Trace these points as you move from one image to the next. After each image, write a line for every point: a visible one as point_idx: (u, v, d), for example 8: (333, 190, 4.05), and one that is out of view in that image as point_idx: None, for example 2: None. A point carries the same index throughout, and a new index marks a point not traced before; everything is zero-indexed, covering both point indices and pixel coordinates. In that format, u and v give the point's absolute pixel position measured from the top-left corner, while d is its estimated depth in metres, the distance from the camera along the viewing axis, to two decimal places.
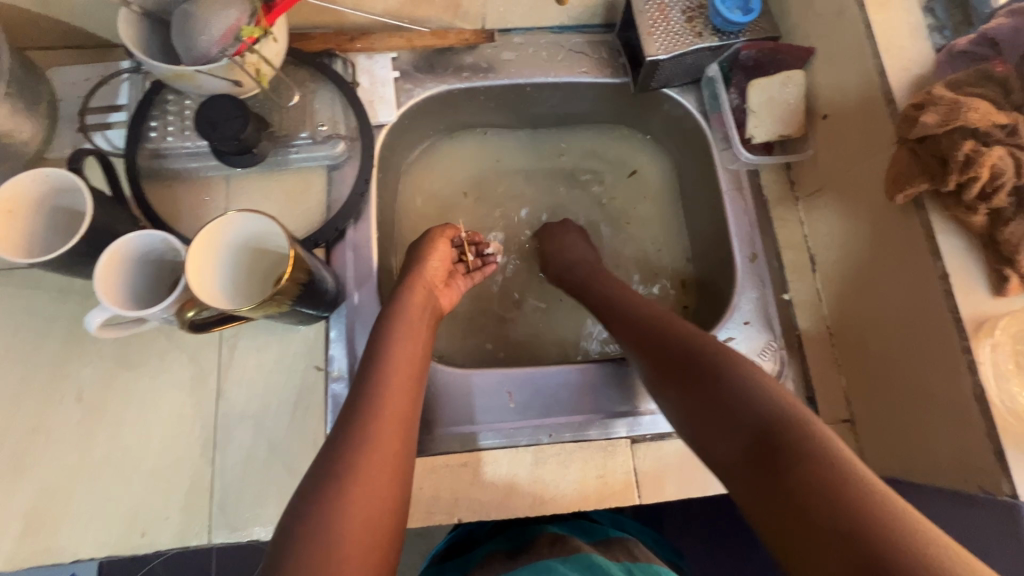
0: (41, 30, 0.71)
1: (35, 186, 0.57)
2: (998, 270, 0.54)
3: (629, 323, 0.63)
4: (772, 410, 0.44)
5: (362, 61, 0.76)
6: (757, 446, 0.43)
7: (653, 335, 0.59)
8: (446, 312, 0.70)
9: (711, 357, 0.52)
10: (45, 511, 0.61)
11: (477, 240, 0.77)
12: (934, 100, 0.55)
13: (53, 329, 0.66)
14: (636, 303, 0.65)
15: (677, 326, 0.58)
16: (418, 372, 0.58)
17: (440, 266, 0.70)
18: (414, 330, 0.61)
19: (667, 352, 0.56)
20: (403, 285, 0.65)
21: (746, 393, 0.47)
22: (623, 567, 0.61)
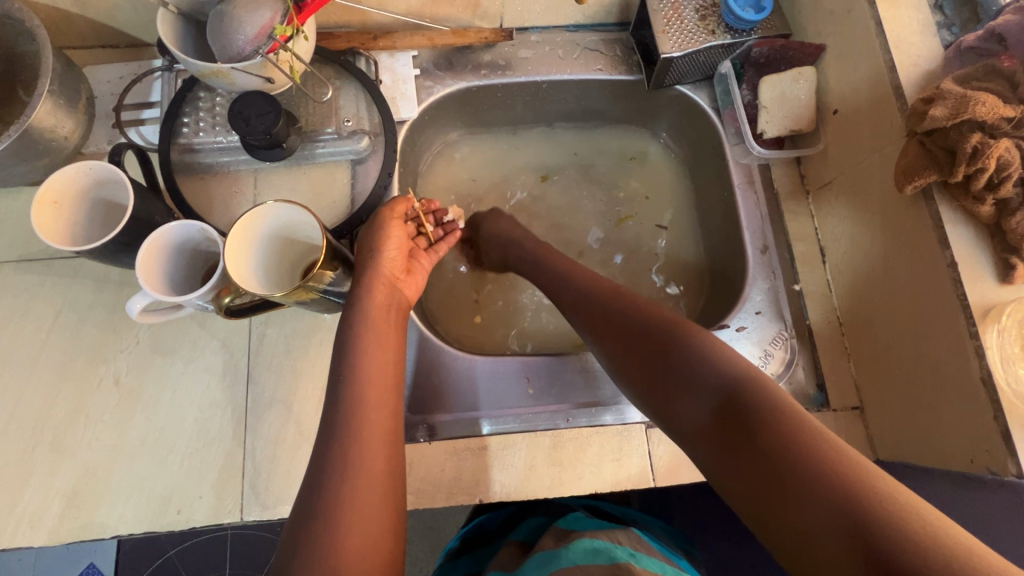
0: (80, 31, 0.75)
1: (78, 178, 0.60)
2: (1005, 258, 0.56)
3: (586, 308, 0.64)
4: (731, 379, 0.49)
5: (385, 59, 0.78)
6: (724, 409, 0.48)
7: (610, 312, 0.61)
8: (415, 302, 0.68)
9: (683, 340, 0.54)
10: (86, 489, 0.64)
11: (433, 208, 0.73)
12: (942, 94, 0.57)
13: (91, 316, 0.69)
14: (596, 280, 0.66)
15: (633, 303, 0.61)
16: (394, 380, 0.58)
17: (397, 255, 0.66)
18: (382, 334, 0.60)
19: (623, 327, 0.59)
20: (359, 283, 0.62)
21: (710, 366, 0.51)
22: (626, 548, 0.62)
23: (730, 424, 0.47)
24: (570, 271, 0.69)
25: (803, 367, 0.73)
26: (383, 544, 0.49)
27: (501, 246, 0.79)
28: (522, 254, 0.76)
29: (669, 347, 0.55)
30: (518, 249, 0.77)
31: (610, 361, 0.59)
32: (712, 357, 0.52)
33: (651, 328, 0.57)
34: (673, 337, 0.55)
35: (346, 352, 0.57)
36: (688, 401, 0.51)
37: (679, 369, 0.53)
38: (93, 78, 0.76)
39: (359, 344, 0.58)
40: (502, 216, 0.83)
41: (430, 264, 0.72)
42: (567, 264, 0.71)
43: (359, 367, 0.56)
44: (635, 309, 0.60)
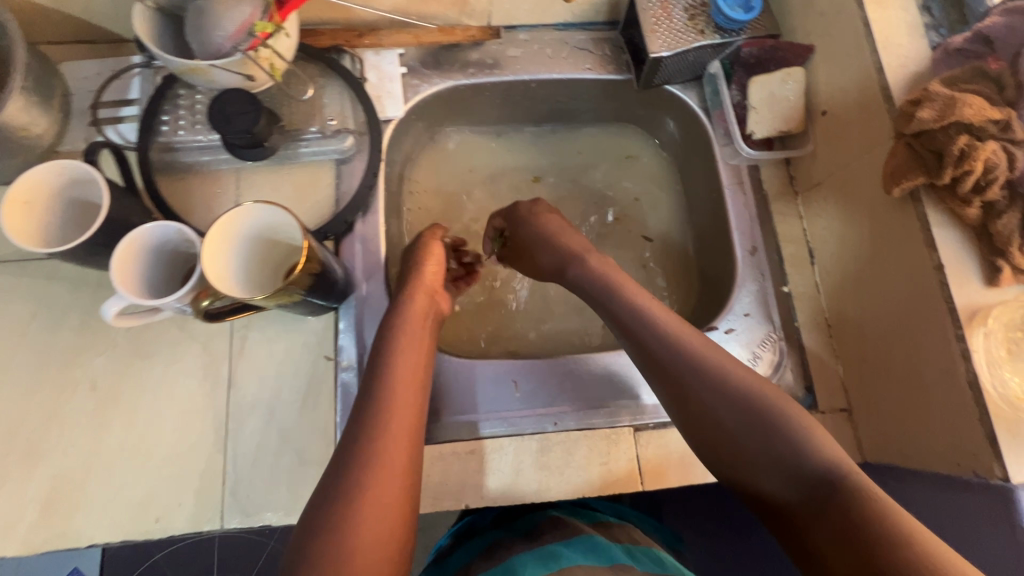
0: (54, 26, 0.73)
1: (52, 178, 0.58)
2: (991, 261, 0.56)
3: (652, 354, 0.58)
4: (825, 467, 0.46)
5: (371, 58, 0.77)
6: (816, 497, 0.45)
7: (677, 359, 0.56)
8: (448, 316, 0.70)
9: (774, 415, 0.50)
10: (61, 496, 0.62)
11: (460, 247, 0.79)
12: (930, 96, 0.57)
13: (67, 319, 0.67)
14: (657, 319, 0.60)
15: (707, 358, 0.55)
16: (423, 379, 0.59)
17: (436, 269, 0.70)
18: (419, 342, 0.62)
19: (696, 385, 0.54)
20: (402, 291, 0.66)
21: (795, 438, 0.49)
22: (625, 549, 0.64)
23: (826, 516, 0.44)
24: (631, 301, 0.62)
25: (791, 370, 0.73)
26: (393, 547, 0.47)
27: (559, 257, 0.71)
28: (584, 278, 0.68)
29: (749, 411, 0.51)
30: (582, 271, 0.68)
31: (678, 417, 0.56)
32: (798, 429, 0.49)
33: (726, 387, 0.53)
34: (757, 407, 0.51)
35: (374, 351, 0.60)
36: (767, 470, 0.49)
37: (761, 438, 0.50)
38: (69, 74, 0.74)
39: (394, 344, 0.60)
40: (558, 221, 0.75)
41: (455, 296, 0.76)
42: (629, 294, 0.63)
43: (391, 370, 0.57)
44: (708, 361, 0.55)
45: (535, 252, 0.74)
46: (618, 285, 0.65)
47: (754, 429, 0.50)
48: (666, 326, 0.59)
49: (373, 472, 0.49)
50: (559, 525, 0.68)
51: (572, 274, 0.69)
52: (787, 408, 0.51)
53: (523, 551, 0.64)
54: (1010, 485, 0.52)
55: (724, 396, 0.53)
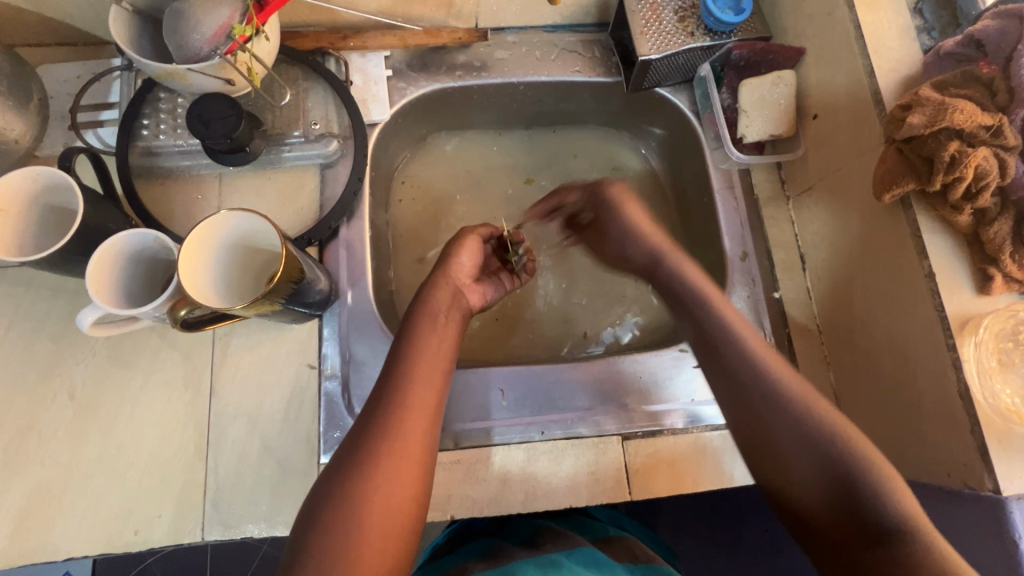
0: (31, 28, 0.71)
1: (24, 185, 0.57)
2: (983, 268, 0.55)
3: (729, 369, 0.57)
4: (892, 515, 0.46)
5: (355, 60, 0.76)
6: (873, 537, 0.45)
7: (754, 376, 0.55)
8: (475, 309, 0.70)
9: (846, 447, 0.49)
10: (39, 509, 0.61)
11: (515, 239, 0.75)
12: (920, 101, 0.56)
13: (44, 328, 0.66)
14: (737, 334, 0.59)
15: (784, 381, 0.54)
16: (446, 363, 0.59)
17: (469, 263, 0.70)
18: (442, 326, 0.61)
19: (769, 406, 0.53)
20: (426, 284, 0.66)
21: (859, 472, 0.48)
22: (629, 568, 0.64)
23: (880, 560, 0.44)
24: (714, 308, 0.62)
25: None
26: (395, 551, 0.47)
27: (647, 254, 0.71)
28: (671, 280, 0.67)
29: (817, 438, 0.50)
30: (673, 275, 0.67)
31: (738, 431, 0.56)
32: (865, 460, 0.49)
33: (799, 410, 0.52)
34: (828, 439, 0.50)
35: None
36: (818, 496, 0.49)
37: (823, 466, 0.49)
38: (48, 77, 0.72)
39: (414, 334, 0.59)
40: (637, 211, 0.73)
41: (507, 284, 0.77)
42: (718, 308, 0.62)
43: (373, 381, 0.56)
44: (788, 384, 0.54)
45: (620, 245, 0.73)
46: (698, 299, 0.63)
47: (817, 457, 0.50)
48: (749, 343, 0.58)
49: (374, 476, 0.48)
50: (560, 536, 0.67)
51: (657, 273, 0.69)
52: (854, 437, 0.50)
53: (523, 558, 0.63)
54: (1001, 497, 0.51)
55: (796, 420, 0.52)
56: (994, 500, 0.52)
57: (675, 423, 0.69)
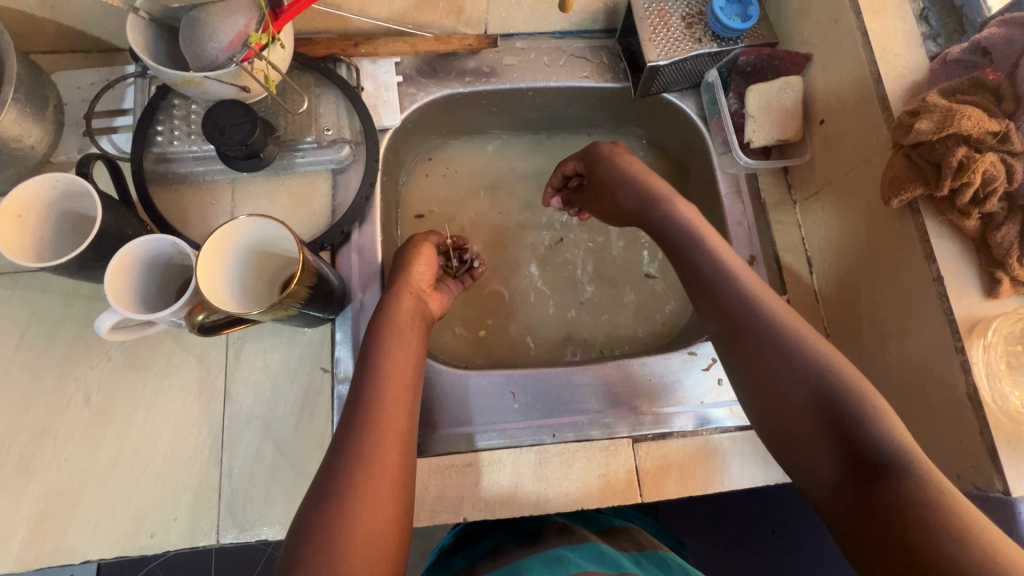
0: (46, 36, 0.72)
1: (44, 191, 0.58)
2: (990, 272, 0.56)
3: (728, 312, 0.58)
4: (887, 442, 0.47)
5: (366, 66, 0.77)
6: (868, 463, 0.46)
7: (760, 339, 0.55)
8: (437, 317, 0.70)
9: (841, 381, 0.51)
10: (54, 513, 0.61)
11: (460, 245, 0.80)
12: (928, 107, 0.57)
13: (59, 332, 0.67)
14: (736, 282, 0.59)
15: (781, 325, 0.56)
16: (412, 379, 0.59)
17: (426, 271, 0.69)
18: (404, 338, 0.62)
19: (768, 349, 0.55)
20: (387, 293, 0.65)
21: (866, 426, 0.48)
22: (633, 558, 0.64)
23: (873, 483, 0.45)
24: (711, 253, 0.62)
25: None
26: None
27: (638, 198, 0.71)
28: (668, 222, 0.67)
29: (822, 390, 0.51)
30: (668, 215, 0.67)
31: (739, 375, 0.57)
32: (877, 420, 0.48)
33: (806, 371, 0.52)
34: (827, 374, 0.51)
35: (371, 364, 0.59)
36: (826, 456, 0.49)
37: (827, 413, 0.50)
38: (62, 84, 0.73)
39: (385, 352, 0.59)
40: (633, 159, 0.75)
41: (456, 290, 0.78)
42: (723, 259, 0.61)
43: (388, 385, 0.57)
44: (796, 344, 0.54)
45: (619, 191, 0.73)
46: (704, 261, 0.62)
47: (821, 414, 0.50)
48: (761, 307, 0.57)
49: None
50: (564, 531, 0.68)
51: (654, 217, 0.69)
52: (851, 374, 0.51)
53: (529, 554, 0.63)
54: (1010, 498, 0.52)
55: (806, 380, 0.52)
56: (1003, 501, 0.53)
57: (685, 425, 0.70)
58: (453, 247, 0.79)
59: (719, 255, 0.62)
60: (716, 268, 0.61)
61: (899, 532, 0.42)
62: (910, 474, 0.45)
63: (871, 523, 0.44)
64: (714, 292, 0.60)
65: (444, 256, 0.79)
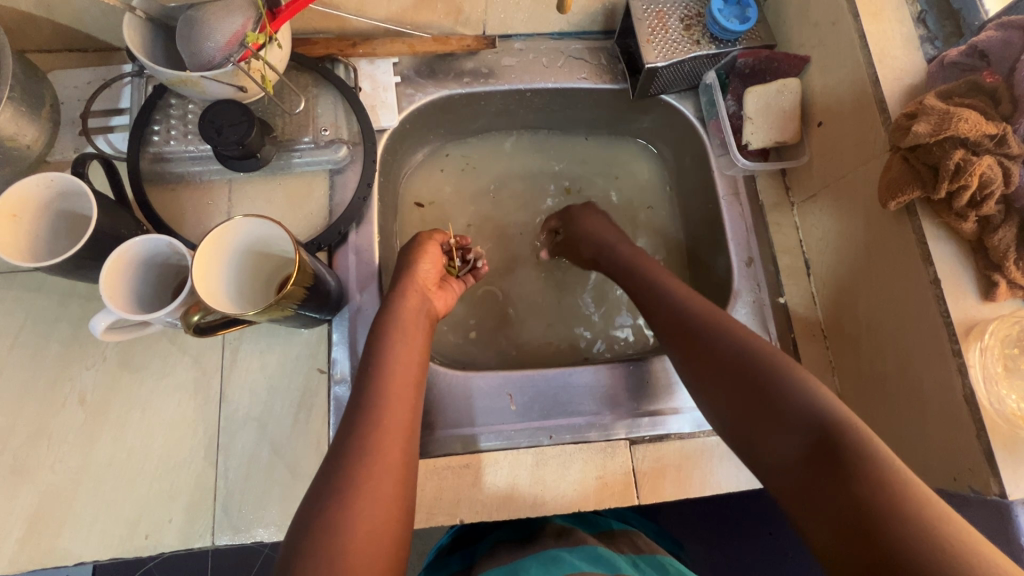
0: (43, 35, 0.72)
1: (40, 191, 0.57)
2: (987, 275, 0.56)
3: (672, 323, 0.63)
4: (828, 420, 0.48)
5: (364, 66, 0.77)
6: (811, 442, 0.47)
7: (696, 330, 0.60)
8: (441, 316, 0.70)
9: (780, 370, 0.53)
10: (48, 515, 0.61)
11: (464, 245, 0.77)
12: (925, 110, 0.57)
13: (55, 332, 0.66)
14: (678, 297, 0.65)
15: (722, 326, 0.59)
16: (416, 376, 0.59)
17: (431, 269, 0.69)
18: (410, 335, 0.61)
19: (711, 348, 0.58)
20: (393, 291, 0.65)
21: (796, 393, 0.50)
22: (630, 560, 0.64)
23: (813, 461, 0.46)
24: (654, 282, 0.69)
25: None
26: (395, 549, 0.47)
27: (595, 247, 0.78)
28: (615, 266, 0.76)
29: (764, 379, 0.53)
30: (614, 261, 0.76)
31: (690, 376, 0.60)
32: (807, 386, 0.51)
33: (737, 354, 0.56)
34: (765, 364, 0.54)
35: (367, 365, 0.59)
36: (768, 428, 0.51)
37: (769, 400, 0.51)
38: (58, 83, 0.73)
39: (381, 352, 0.59)
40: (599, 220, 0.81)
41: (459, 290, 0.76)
42: (667, 285, 0.68)
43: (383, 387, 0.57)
44: (727, 332, 0.58)
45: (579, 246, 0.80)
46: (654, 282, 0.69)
47: (764, 401, 0.51)
48: (693, 306, 0.63)
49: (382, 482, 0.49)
50: (563, 532, 0.67)
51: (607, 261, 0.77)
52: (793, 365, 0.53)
53: (526, 556, 0.63)
54: (1006, 501, 0.52)
55: (739, 360, 0.55)
56: (1000, 504, 0.53)
57: (682, 427, 0.69)
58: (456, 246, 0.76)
59: (662, 284, 0.68)
60: (651, 289, 0.68)
61: (837, 506, 0.43)
62: (850, 449, 0.45)
63: (813, 501, 0.45)
64: (660, 309, 0.65)
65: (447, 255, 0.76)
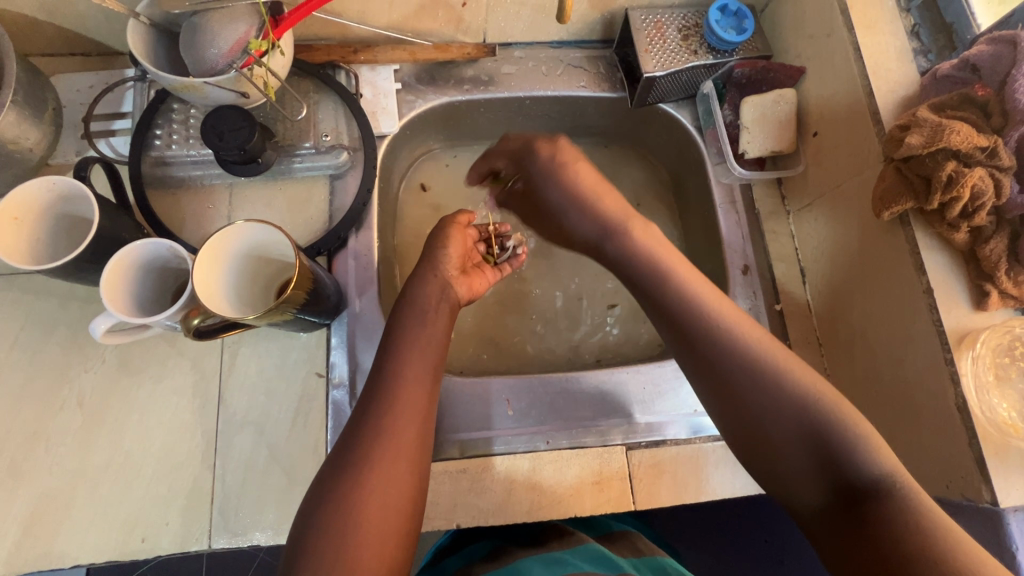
0: (46, 39, 0.72)
1: (42, 194, 0.58)
2: (979, 285, 0.57)
3: (691, 339, 0.59)
4: (865, 463, 0.49)
5: (366, 73, 0.77)
6: (851, 486, 0.49)
7: (725, 358, 0.57)
8: (464, 301, 0.68)
9: (814, 407, 0.52)
10: (44, 517, 0.61)
11: (500, 233, 0.76)
12: (918, 122, 0.57)
13: (53, 334, 0.66)
14: (698, 307, 0.60)
15: (749, 350, 0.56)
16: (438, 361, 0.59)
17: (455, 253, 0.68)
18: (429, 320, 0.62)
19: (738, 375, 0.56)
20: (416, 276, 0.66)
21: (833, 434, 0.51)
22: (631, 562, 0.64)
23: (857, 508, 0.47)
24: (666, 277, 0.63)
25: None
26: (390, 552, 0.48)
27: (597, 229, 0.71)
28: (619, 253, 0.68)
29: (797, 415, 0.52)
30: (621, 247, 0.68)
31: (711, 401, 0.58)
32: (842, 432, 0.51)
33: (769, 383, 0.54)
34: (797, 399, 0.53)
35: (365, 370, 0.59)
36: (804, 471, 0.51)
37: (805, 439, 0.52)
38: (61, 86, 0.73)
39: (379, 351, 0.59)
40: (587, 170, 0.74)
41: (493, 279, 0.74)
42: (683, 285, 0.62)
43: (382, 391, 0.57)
44: (763, 362, 0.55)
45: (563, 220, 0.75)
46: (664, 280, 0.63)
47: (802, 439, 0.52)
48: (722, 325, 0.58)
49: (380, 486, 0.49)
50: (564, 534, 0.68)
51: (610, 251, 0.69)
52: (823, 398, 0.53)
53: (529, 556, 0.64)
54: (998, 509, 0.53)
55: (774, 398, 0.54)
56: (992, 512, 0.53)
57: (678, 433, 0.70)
58: (492, 234, 0.76)
59: (675, 282, 0.62)
60: (676, 294, 0.61)
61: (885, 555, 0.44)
62: (891, 495, 0.47)
63: (855, 547, 0.46)
64: (676, 318, 0.60)
65: (483, 243, 0.75)
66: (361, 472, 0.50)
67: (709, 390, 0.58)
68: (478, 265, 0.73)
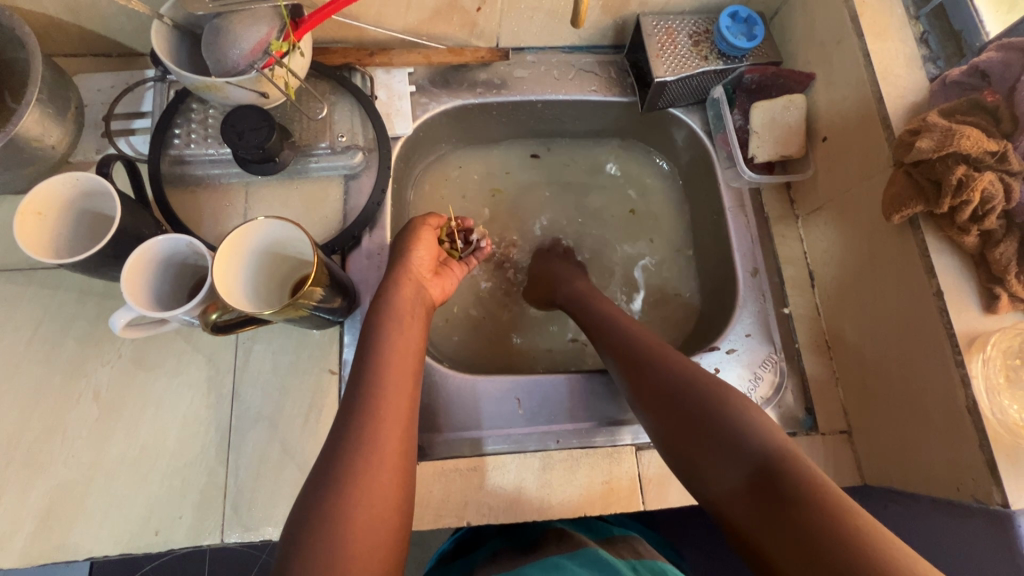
0: (69, 39, 0.74)
1: (64, 190, 0.59)
2: (989, 288, 0.57)
3: (619, 353, 0.64)
4: (769, 449, 0.47)
5: (381, 76, 0.79)
6: (756, 473, 0.46)
7: (649, 368, 0.59)
8: (439, 303, 0.70)
9: (719, 400, 0.53)
10: (60, 508, 0.61)
11: (465, 227, 0.77)
12: (928, 126, 0.58)
13: (72, 328, 0.67)
14: (631, 328, 0.66)
15: (666, 357, 0.60)
16: (417, 358, 0.60)
17: (427, 256, 0.68)
18: (406, 323, 0.61)
19: (655, 378, 0.58)
20: (389, 280, 0.64)
21: (737, 422, 0.50)
22: (630, 565, 0.63)
23: (763, 492, 0.45)
24: (604, 309, 0.71)
25: (792, 391, 0.73)
26: None
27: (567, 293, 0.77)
28: (576, 297, 0.75)
29: (704, 408, 0.52)
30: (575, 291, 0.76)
31: (637, 408, 0.59)
32: (746, 420, 0.50)
33: (681, 382, 0.56)
34: (706, 393, 0.54)
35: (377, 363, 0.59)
36: (715, 463, 0.49)
37: (710, 429, 0.51)
38: (83, 85, 0.75)
39: (386, 345, 0.59)
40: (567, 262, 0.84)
41: (461, 275, 0.75)
42: (617, 314, 0.69)
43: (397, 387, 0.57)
44: (680, 367, 0.58)
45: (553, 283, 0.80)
46: (602, 308, 0.72)
47: (709, 430, 0.51)
48: (643, 342, 0.63)
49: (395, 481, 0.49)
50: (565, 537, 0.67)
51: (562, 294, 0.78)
52: (729, 394, 0.53)
53: (527, 563, 0.63)
54: (1009, 511, 0.53)
55: (691, 399, 0.54)
56: (1003, 514, 0.54)
57: None
58: (456, 229, 0.76)
59: (613, 310, 0.70)
60: (610, 320, 0.68)
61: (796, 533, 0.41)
62: (793, 475, 0.45)
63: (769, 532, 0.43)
64: (609, 337, 0.66)
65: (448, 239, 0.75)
66: (377, 466, 0.50)
67: (634, 396, 0.59)
68: (445, 262, 0.74)
